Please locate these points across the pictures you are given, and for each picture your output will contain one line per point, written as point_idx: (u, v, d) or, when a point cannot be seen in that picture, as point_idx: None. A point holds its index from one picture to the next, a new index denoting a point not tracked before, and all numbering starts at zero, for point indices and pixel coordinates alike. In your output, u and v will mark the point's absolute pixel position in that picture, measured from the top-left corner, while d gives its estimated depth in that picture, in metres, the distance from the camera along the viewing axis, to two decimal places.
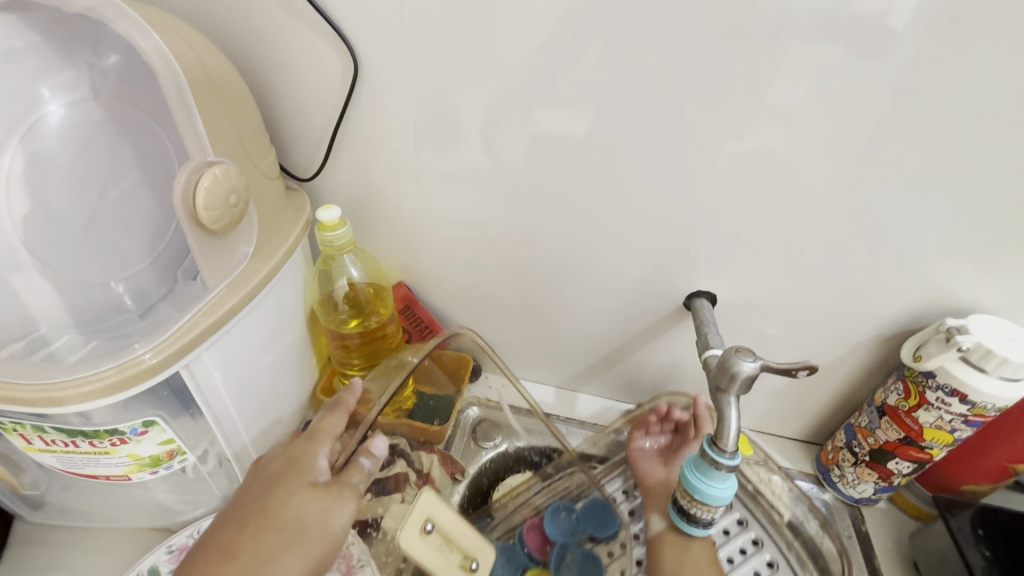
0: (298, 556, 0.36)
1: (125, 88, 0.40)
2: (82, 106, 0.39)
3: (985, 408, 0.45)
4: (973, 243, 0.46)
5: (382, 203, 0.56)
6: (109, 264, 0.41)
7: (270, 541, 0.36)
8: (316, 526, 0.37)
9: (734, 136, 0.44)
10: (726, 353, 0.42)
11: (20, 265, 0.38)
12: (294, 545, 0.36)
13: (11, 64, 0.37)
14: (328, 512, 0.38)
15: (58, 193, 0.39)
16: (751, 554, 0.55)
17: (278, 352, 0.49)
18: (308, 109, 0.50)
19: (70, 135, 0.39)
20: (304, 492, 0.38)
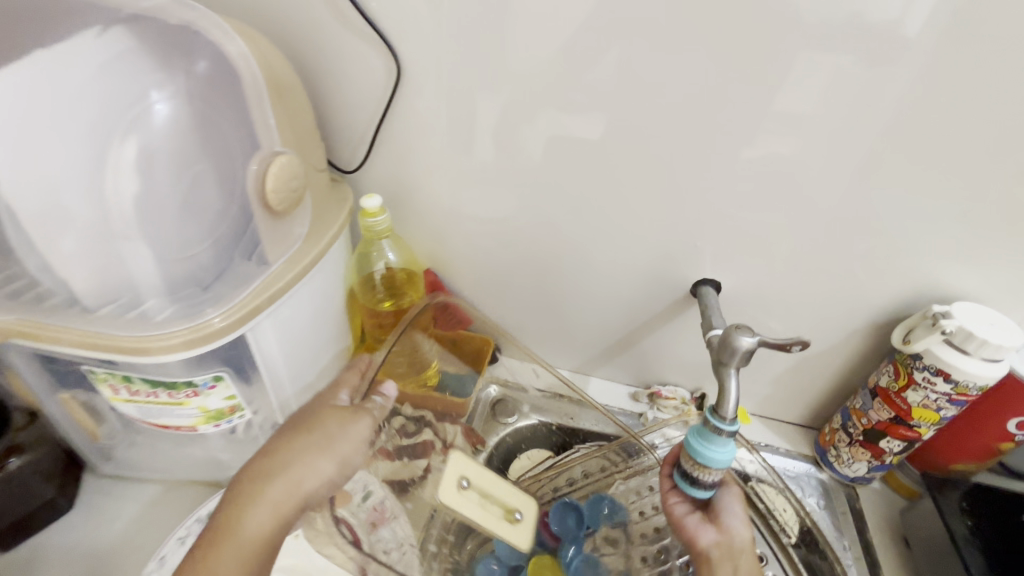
0: (325, 459, 0.43)
1: (213, 90, 0.41)
2: (181, 101, 0.39)
3: (968, 386, 0.49)
4: (958, 236, 0.50)
5: (415, 195, 0.61)
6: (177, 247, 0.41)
7: (304, 445, 0.43)
8: (340, 436, 0.44)
9: (740, 135, 0.49)
10: (727, 330, 0.46)
11: (129, 234, 0.38)
12: (321, 449, 0.43)
13: (101, 55, 0.37)
14: (351, 427, 0.45)
15: (165, 180, 0.39)
16: None
17: (322, 326, 0.55)
18: (353, 109, 0.56)
19: (174, 128, 0.39)
20: (332, 415, 0.45)
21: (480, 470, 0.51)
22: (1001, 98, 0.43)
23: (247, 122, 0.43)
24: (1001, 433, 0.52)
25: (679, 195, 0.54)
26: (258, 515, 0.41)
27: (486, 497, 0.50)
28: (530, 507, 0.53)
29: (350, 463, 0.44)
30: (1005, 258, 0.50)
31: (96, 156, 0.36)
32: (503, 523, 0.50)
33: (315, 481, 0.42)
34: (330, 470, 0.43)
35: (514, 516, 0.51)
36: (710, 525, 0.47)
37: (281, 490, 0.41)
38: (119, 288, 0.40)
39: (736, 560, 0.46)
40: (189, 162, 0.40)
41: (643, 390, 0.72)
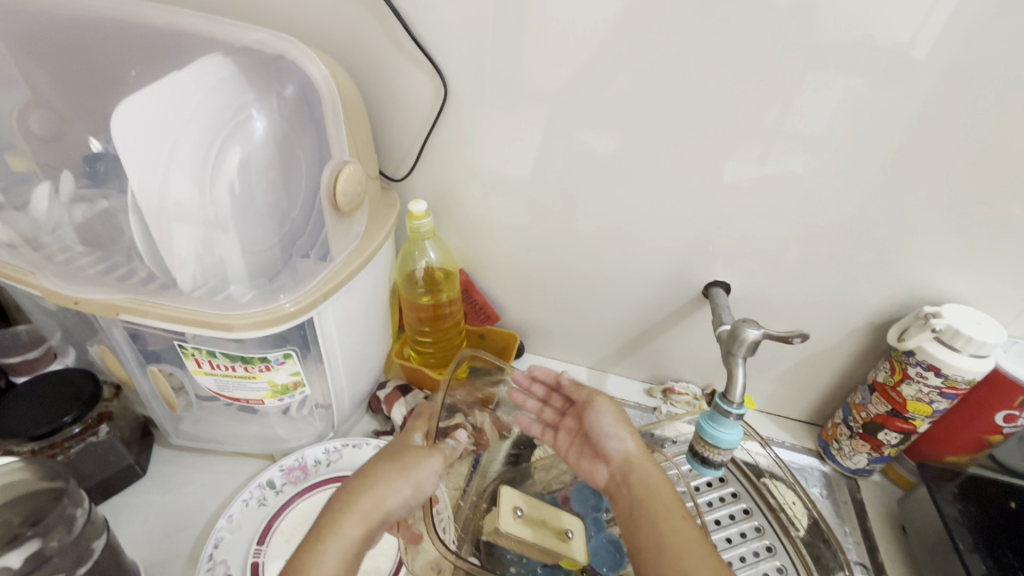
0: (403, 479, 0.43)
1: (298, 111, 0.50)
2: (273, 120, 0.48)
3: (957, 380, 0.54)
4: (949, 244, 0.55)
5: (452, 201, 0.68)
6: (256, 240, 0.48)
7: (385, 469, 0.44)
8: (417, 464, 0.45)
9: (752, 150, 0.55)
10: (735, 323, 0.52)
11: (224, 228, 0.46)
12: (399, 472, 0.44)
13: (215, 81, 0.45)
14: (426, 457, 0.45)
15: (256, 185, 0.47)
16: (762, 559, 0.53)
17: (369, 316, 0.61)
18: (403, 125, 0.63)
19: (266, 141, 0.47)
20: (408, 449, 0.46)
21: (533, 503, 0.52)
22: (984, 121, 0.48)
23: (320, 140, 0.51)
24: (990, 426, 0.57)
25: (695, 203, 0.60)
26: (336, 551, 0.39)
27: (536, 523, 0.51)
28: (578, 525, 0.52)
29: (426, 486, 0.44)
30: (993, 264, 0.55)
31: (203, 160, 0.44)
32: (558, 542, 0.50)
33: (395, 503, 0.42)
34: (409, 491, 0.43)
35: (566, 534, 0.51)
36: (600, 460, 0.52)
37: (365, 510, 0.41)
38: (213, 275, 0.47)
39: (633, 474, 0.48)
40: (271, 168, 0.47)
41: (657, 386, 0.77)
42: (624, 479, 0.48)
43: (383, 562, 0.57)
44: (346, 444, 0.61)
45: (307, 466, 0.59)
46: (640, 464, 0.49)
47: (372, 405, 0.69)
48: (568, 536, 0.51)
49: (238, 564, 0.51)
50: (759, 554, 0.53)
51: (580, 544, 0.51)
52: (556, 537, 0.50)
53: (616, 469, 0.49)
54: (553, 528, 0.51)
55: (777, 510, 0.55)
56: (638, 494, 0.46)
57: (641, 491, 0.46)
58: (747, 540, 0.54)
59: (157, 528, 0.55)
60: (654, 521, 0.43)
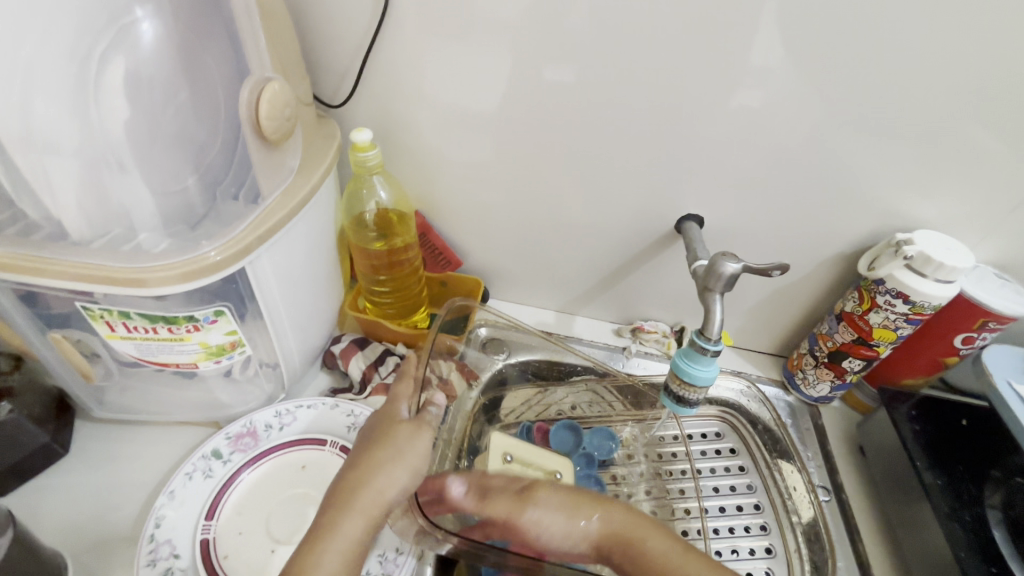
0: (400, 468, 0.43)
1: (199, 10, 0.40)
2: (166, 24, 0.38)
3: (924, 306, 0.54)
4: (926, 170, 0.53)
5: (402, 132, 0.60)
6: (165, 175, 0.40)
7: (381, 457, 0.43)
8: (409, 444, 0.45)
9: (729, 74, 0.50)
10: (713, 257, 0.49)
11: (122, 164, 0.38)
12: (395, 460, 0.43)
13: None
14: (417, 436, 0.45)
15: (160, 107, 0.39)
16: (740, 492, 0.59)
17: (314, 266, 0.55)
18: (337, 40, 0.54)
19: (161, 50, 0.38)
20: (397, 427, 0.46)
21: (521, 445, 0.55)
22: (973, 32, 0.45)
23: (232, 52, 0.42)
24: (947, 349, 0.58)
25: (668, 132, 0.55)
26: (338, 551, 0.39)
27: (527, 465, 0.54)
28: (565, 466, 0.55)
29: (421, 469, 0.44)
30: (967, 190, 0.54)
31: (78, 78, 0.36)
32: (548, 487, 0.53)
33: (395, 492, 0.42)
34: (407, 478, 0.43)
35: (556, 476, 0.54)
36: None
37: (365, 506, 0.41)
38: (113, 221, 0.40)
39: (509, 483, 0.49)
40: (174, 87, 0.39)
41: (626, 326, 0.75)
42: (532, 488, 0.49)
43: None
44: (299, 406, 0.55)
45: (256, 432, 0.53)
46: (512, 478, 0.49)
47: (326, 362, 0.63)
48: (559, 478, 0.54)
49: (184, 543, 0.46)
50: (750, 529, 0.56)
51: (568, 485, 0.54)
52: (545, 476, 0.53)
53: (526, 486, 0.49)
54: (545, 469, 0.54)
55: (783, 496, 0.57)
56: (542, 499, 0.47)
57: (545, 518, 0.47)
58: (741, 514, 0.57)
59: (88, 509, 0.50)
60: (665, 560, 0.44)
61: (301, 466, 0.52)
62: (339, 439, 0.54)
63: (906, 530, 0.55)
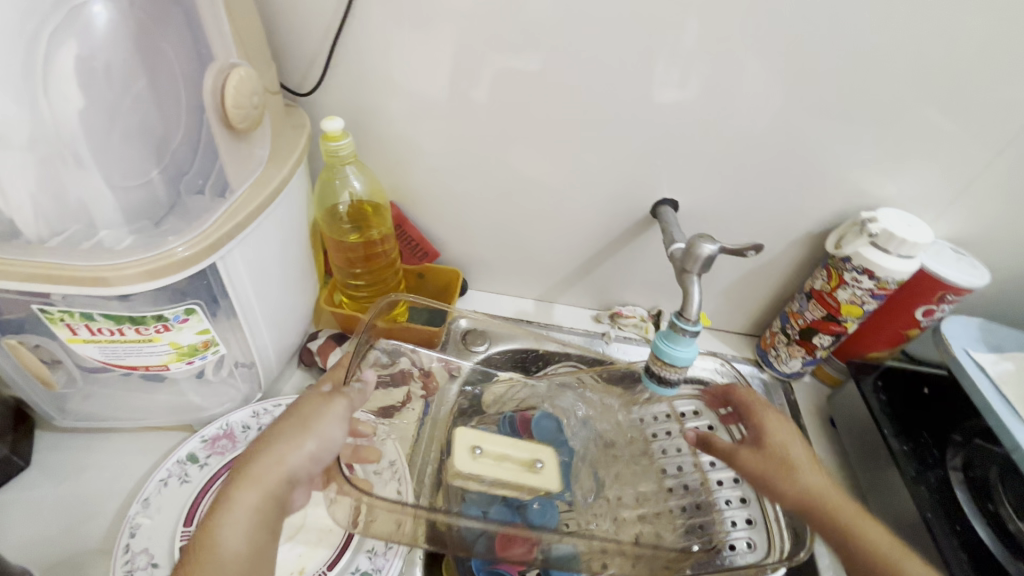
0: (306, 435, 0.40)
1: None
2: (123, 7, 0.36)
3: (887, 282, 0.56)
4: (888, 151, 0.55)
5: (373, 122, 0.59)
6: (125, 170, 0.38)
7: (283, 428, 0.40)
8: (318, 413, 0.41)
9: (700, 59, 0.51)
10: (690, 240, 0.50)
11: (77, 158, 0.36)
12: (300, 428, 0.40)
13: None
14: (329, 403, 0.42)
15: (118, 97, 0.36)
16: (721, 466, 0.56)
17: (286, 261, 0.53)
18: (303, 26, 0.52)
19: (119, 36, 0.36)
20: (309, 397, 0.43)
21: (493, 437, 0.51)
22: (929, 15, 0.47)
23: (194, 38, 0.41)
24: (908, 321, 0.60)
25: (642, 117, 0.56)
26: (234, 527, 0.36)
27: (499, 458, 0.50)
28: (549, 454, 0.53)
29: (332, 438, 0.41)
30: (926, 169, 0.56)
31: (26, 64, 0.33)
32: (529, 478, 0.50)
33: (296, 459, 0.39)
34: (313, 447, 0.40)
35: (535, 465, 0.51)
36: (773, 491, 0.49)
37: (265, 478, 0.38)
38: (71, 218, 0.38)
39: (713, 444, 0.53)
40: (132, 75, 0.37)
41: (604, 312, 0.75)
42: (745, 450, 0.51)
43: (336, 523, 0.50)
44: (277, 404, 0.54)
45: (233, 434, 0.52)
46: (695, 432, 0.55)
47: (303, 359, 0.62)
48: (540, 467, 0.51)
49: (162, 552, 0.44)
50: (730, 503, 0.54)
51: (551, 472, 0.51)
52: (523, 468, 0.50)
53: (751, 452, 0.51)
54: (524, 462, 0.51)
55: None
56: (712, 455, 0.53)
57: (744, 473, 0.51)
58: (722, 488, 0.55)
59: (57, 522, 0.47)
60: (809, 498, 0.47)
61: None
62: None
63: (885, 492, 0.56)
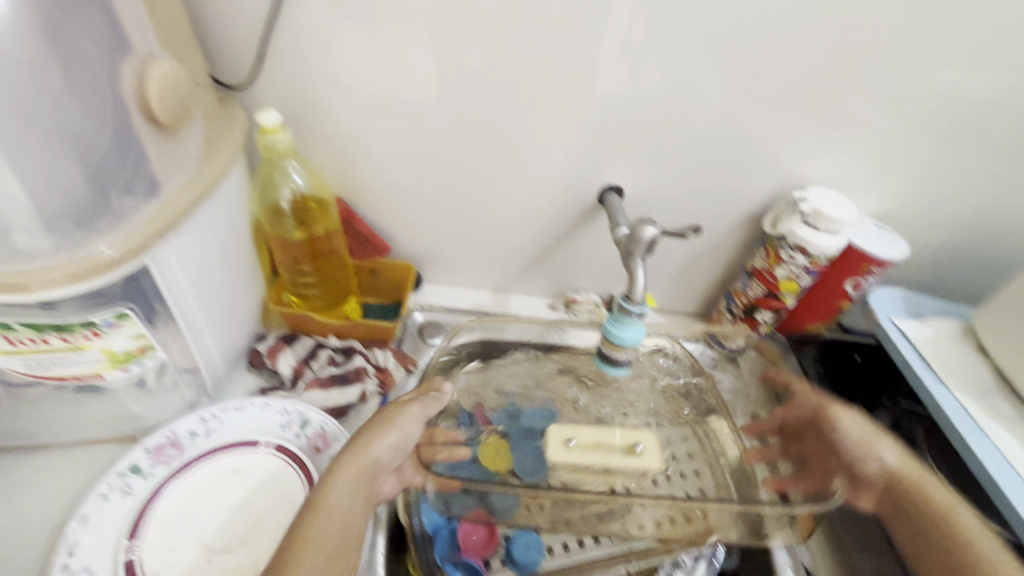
0: (390, 432, 0.50)
1: None
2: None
3: (819, 257, 0.59)
4: (818, 134, 0.58)
5: (314, 116, 0.57)
6: (36, 168, 0.35)
7: (374, 426, 0.51)
8: (399, 414, 0.52)
9: (636, 48, 0.52)
10: (633, 225, 0.52)
11: None
12: (383, 426, 0.51)
13: None
14: (405, 407, 0.53)
15: (23, 91, 0.34)
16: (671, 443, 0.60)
17: (226, 260, 0.51)
18: (234, 18, 0.51)
19: (21, 25, 0.33)
20: (390, 406, 0.53)
21: (583, 430, 0.55)
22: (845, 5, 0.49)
23: (108, 24, 0.38)
24: (840, 295, 0.64)
25: (585, 107, 0.56)
26: (336, 508, 0.45)
27: (589, 449, 0.54)
28: (648, 437, 0.56)
29: (409, 432, 0.52)
30: (851, 151, 0.59)
31: None
32: (631, 460, 0.53)
33: (379, 449, 0.49)
34: (392, 440, 0.50)
35: (637, 448, 0.54)
36: (862, 485, 0.55)
37: (358, 463, 0.48)
38: None
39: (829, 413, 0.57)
40: (42, 69, 0.35)
41: (559, 300, 0.76)
42: (867, 430, 0.56)
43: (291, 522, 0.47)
44: (225, 409, 0.52)
45: (180, 441, 0.50)
46: (807, 396, 0.58)
47: (251, 361, 0.60)
48: (642, 450, 0.54)
49: (106, 568, 0.43)
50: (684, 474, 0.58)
51: (654, 455, 0.54)
52: (624, 452, 0.53)
53: (871, 437, 0.56)
54: (624, 447, 0.54)
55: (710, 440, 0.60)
56: (825, 422, 0.57)
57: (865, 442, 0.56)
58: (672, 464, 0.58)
59: None
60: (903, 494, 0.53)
61: (234, 471, 0.50)
62: (272, 439, 0.51)
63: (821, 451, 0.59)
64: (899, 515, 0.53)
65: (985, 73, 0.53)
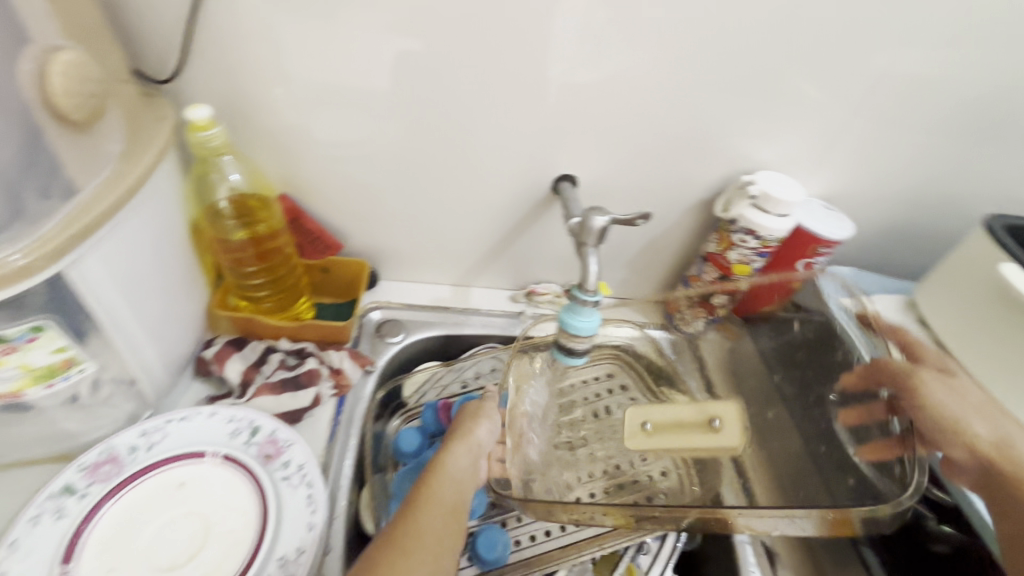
0: (485, 420, 0.51)
1: None
2: None
3: (768, 240, 0.61)
4: (765, 116, 0.58)
5: (252, 110, 0.55)
6: None
7: (466, 415, 0.52)
8: (488, 406, 0.53)
9: (581, 32, 0.51)
10: (583, 214, 0.51)
11: None
12: (478, 415, 0.52)
13: None
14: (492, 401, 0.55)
15: None
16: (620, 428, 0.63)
17: (161, 265, 0.49)
18: (155, 6, 0.47)
19: None
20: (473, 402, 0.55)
21: (660, 411, 0.58)
22: None
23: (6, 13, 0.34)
24: (790, 280, 0.65)
25: (534, 93, 0.55)
26: (447, 481, 0.44)
27: (670, 428, 0.56)
28: (726, 412, 0.58)
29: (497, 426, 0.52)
30: (798, 132, 0.60)
31: None
32: (707, 437, 0.56)
33: (482, 433, 0.50)
34: (488, 430, 0.51)
35: (712, 424, 0.57)
36: (953, 446, 0.54)
37: (462, 445, 0.48)
38: None
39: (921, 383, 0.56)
40: None
41: (521, 291, 0.75)
42: (967, 404, 0.55)
43: (243, 530, 0.45)
44: (169, 420, 0.50)
45: (119, 457, 0.47)
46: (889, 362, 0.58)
47: (198, 369, 0.58)
48: (719, 426, 0.57)
49: None
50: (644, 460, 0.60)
51: (731, 429, 0.57)
52: (705, 429, 0.57)
53: (968, 411, 0.55)
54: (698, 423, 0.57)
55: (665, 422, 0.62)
56: (912, 394, 0.56)
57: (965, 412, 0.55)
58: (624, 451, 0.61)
59: None
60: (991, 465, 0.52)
61: (179, 485, 0.47)
62: (220, 449, 0.49)
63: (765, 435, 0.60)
64: (995, 499, 0.51)
65: (922, 52, 0.54)
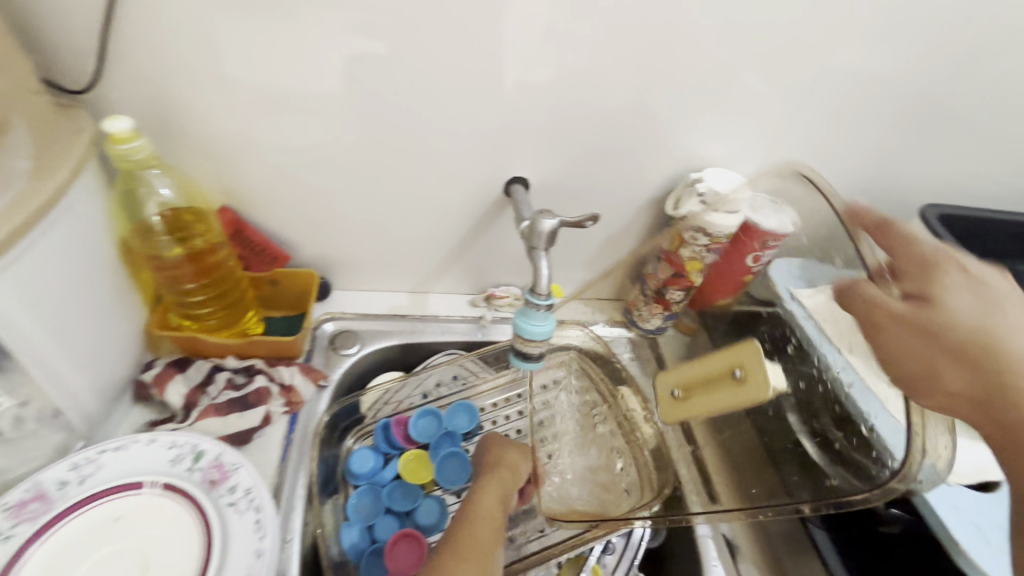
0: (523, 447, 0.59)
1: None
2: None
3: (720, 236, 0.61)
4: (712, 114, 0.59)
5: (182, 120, 0.52)
6: None
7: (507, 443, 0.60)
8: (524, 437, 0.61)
9: (523, 34, 0.50)
10: (532, 217, 0.51)
11: None
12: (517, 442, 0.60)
13: None
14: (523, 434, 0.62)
15: None
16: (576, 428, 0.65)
17: (83, 286, 0.47)
18: (66, 13, 0.44)
19: None
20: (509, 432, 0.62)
21: (687, 372, 0.57)
22: None
23: None
24: (743, 273, 0.64)
25: (479, 96, 0.54)
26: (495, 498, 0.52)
27: (704, 387, 0.53)
28: (745, 354, 0.50)
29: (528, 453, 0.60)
30: (744, 129, 0.61)
31: None
32: (729, 389, 0.50)
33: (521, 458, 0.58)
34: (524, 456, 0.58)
35: (733, 373, 0.50)
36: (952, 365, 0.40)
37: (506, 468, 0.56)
38: None
39: (883, 318, 0.43)
40: None
41: (480, 296, 0.75)
42: (975, 306, 0.41)
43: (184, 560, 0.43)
44: (103, 450, 0.47)
45: (47, 494, 0.45)
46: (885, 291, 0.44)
47: (137, 394, 0.55)
48: (741, 376, 0.49)
49: None
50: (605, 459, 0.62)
51: (757, 378, 0.48)
52: (727, 380, 0.50)
53: (980, 315, 0.41)
54: (720, 375, 0.51)
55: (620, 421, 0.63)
56: (878, 331, 0.43)
57: (964, 334, 0.40)
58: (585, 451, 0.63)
59: None
60: (958, 348, 0.40)
61: (116, 518, 0.45)
62: (159, 477, 0.47)
63: (720, 431, 0.57)
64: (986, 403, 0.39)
65: (859, 48, 0.55)
